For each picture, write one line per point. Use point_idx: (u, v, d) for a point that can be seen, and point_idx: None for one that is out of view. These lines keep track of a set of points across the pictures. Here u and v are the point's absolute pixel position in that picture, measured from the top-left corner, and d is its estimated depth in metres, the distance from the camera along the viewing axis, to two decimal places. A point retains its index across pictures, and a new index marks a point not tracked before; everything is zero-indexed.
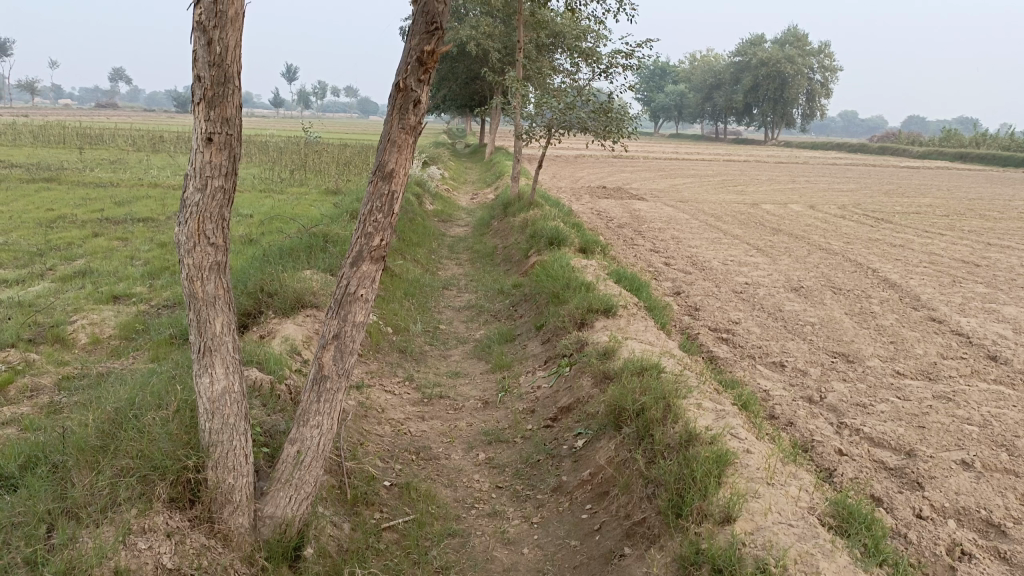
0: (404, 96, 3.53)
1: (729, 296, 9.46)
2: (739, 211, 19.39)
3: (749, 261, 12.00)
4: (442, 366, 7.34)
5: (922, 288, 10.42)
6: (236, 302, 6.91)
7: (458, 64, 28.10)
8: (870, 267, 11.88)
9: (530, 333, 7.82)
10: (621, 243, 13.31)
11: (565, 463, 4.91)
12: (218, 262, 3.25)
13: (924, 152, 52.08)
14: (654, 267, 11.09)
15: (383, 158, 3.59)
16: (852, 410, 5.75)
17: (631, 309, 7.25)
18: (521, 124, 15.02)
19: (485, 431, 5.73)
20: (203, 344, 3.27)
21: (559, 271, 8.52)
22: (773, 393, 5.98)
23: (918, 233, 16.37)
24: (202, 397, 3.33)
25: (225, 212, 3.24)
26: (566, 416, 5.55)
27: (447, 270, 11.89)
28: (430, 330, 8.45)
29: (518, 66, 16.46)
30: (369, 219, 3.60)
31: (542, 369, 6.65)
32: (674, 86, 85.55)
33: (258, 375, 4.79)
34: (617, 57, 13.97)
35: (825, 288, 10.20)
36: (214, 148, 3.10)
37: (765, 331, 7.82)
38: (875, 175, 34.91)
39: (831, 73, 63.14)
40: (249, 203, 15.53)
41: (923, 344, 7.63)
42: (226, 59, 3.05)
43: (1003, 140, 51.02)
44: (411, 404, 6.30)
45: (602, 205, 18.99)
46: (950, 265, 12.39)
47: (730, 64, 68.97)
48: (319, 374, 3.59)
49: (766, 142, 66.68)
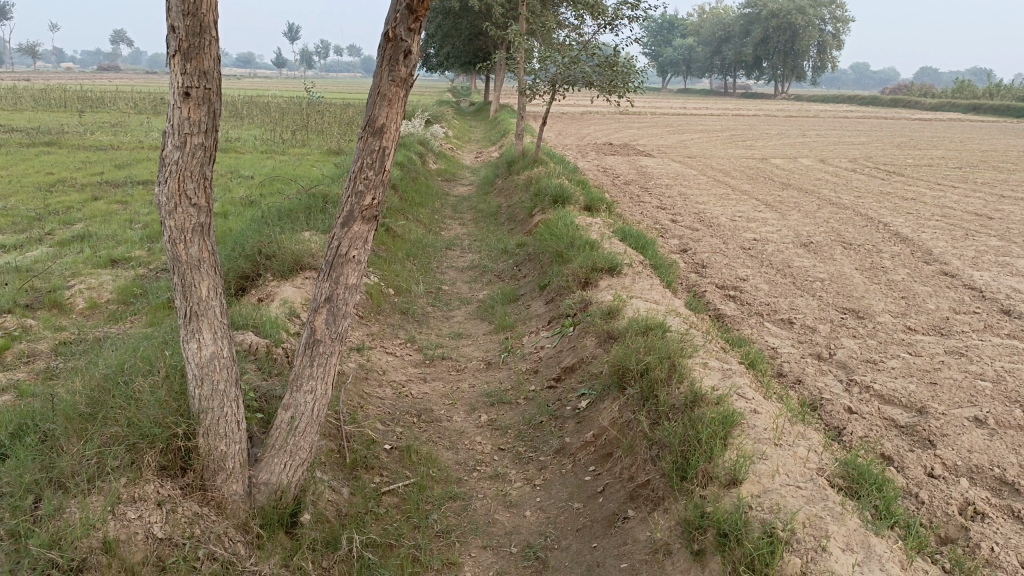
0: (394, 47, 3.36)
1: (737, 252, 9.29)
2: (747, 167, 19.09)
3: (757, 217, 11.79)
4: (444, 328, 7.25)
5: (933, 242, 10.22)
6: (234, 265, 6.80)
7: (461, 20, 27.56)
8: (881, 221, 11.67)
9: (534, 293, 7.69)
10: (627, 200, 13.10)
11: (568, 425, 4.82)
12: (201, 224, 3.12)
13: (936, 103, 51.16)
14: (661, 225, 10.91)
15: (373, 113, 3.42)
16: (862, 367, 5.62)
17: (637, 267, 7.11)
18: (525, 80, 14.70)
19: (487, 393, 5.64)
20: (188, 309, 3.16)
21: (563, 229, 8.37)
22: (781, 350, 5.86)
23: (931, 186, 16.09)
24: (191, 363, 3.23)
25: (207, 171, 3.10)
26: (570, 377, 5.45)
27: (450, 230, 11.73)
28: (432, 291, 8.34)
29: (521, 20, 16.06)
30: (360, 176, 3.45)
31: (546, 329, 6.54)
32: (682, 40, 84.09)
33: (254, 339, 4.69)
34: (622, 8, 13.60)
35: (834, 243, 10.02)
36: (192, 103, 2.95)
37: (773, 287, 7.67)
38: (886, 128, 34.35)
39: (843, 25, 61.89)
40: (250, 165, 15.35)
41: (935, 299, 7.48)
42: (201, 8, 2.88)
43: (1017, 91, 50.05)
44: (412, 366, 6.21)
45: (608, 162, 18.69)
46: (963, 218, 12.16)
47: (739, 16, 67.64)
48: (311, 339, 3.47)
49: (775, 96, 65.65)
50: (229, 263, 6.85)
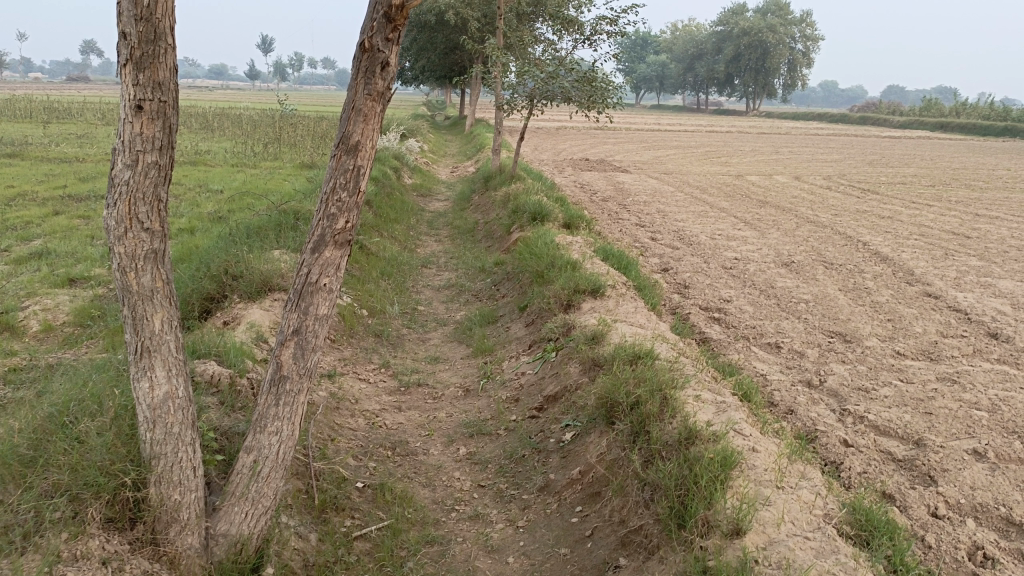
0: (370, 58, 3.10)
1: (719, 272, 9.12)
2: (724, 184, 19.07)
3: (737, 235, 11.65)
4: (420, 351, 6.96)
5: (914, 262, 10.14)
6: (199, 286, 6.46)
7: (437, 34, 27.42)
8: (860, 240, 11.60)
9: (513, 315, 7.43)
10: (605, 217, 12.92)
11: (552, 460, 4.56)
12: (154, 250, 2.82)
13: (905, 121, 51.95)
14: (641, 243, 10.73)
15: (347, 129, 3.17)
16: (854, 395, 5.43)
17: (620, 289, 6.88)
18: (502, 94, 14.50)
19: (465, 423, 5.36)
20: (140, 345, 2.86)
21: (543, 249, 8.13)
22: (771, 377, 5.64)
23: (905, 204, 16.13)
24: (142, 404, 2.93)
25: (162, 192, 2.80)
26: (553, 406, 5.20)
27: (426, 247, 11.44)
28: (407, 312, 8.04)
29: (498, 34, 15.87)
30: (332, 198, 3.17)
31: (526, 354, 6.27)
32: (656, 57, 84.86)
33: (216, 370, 4.37)
34: (601, 23, 13.48)
35: (816, 262, 9.89)
36: (145, 118, 2.66)
37: (758, 309, 7.49)
38: (857, 146, 34.73)
39: (813, 44, 62.85)
40: (220, 178, 14.95)
41: (921, 321, 7.34)
42: (156, 13, 2.59)
43: (983, 110, 51.00)
44: (386, 393, 5.91)
45: (585, 178, 18.55)
46: (941, 238, 12.12)
47: (711, 34, 68.46)
48: (277, 376, 3.18)
49: (747, 113, 66.33)
50: (193, 284, 6.51)
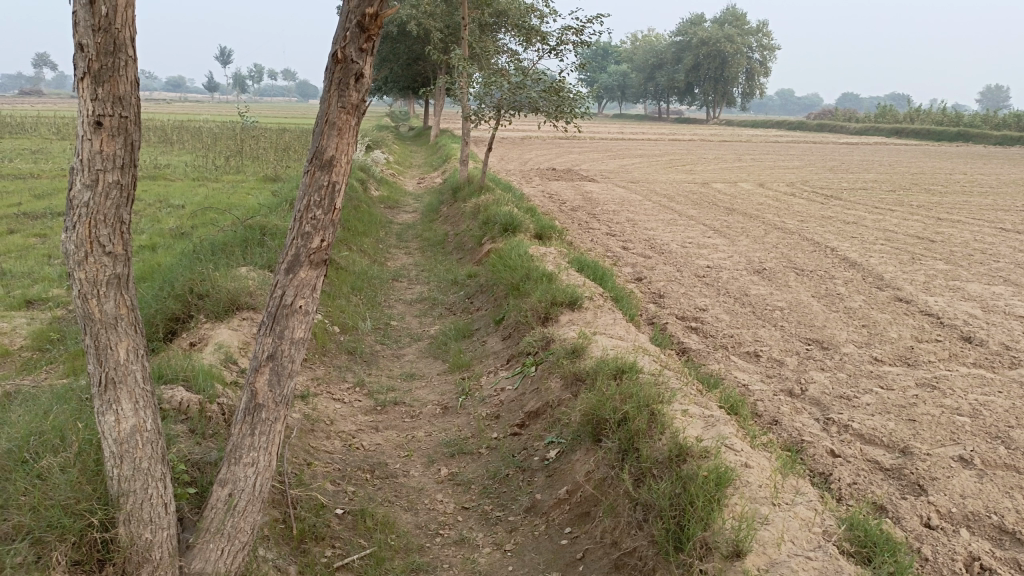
0: (344, 69, 2.98)
1: (692, 281, 9.10)
2: (690, 191, 19.17)
3: (707, 243, 11.68)
4: (395, 368, 6.80)
5: (883, 266, 10.24)
6: (163, 306, 6.24)
7: (400, 45, 27.28)
8: (829, 246, 11.69)
9: (488, 328, 7.31)
10: (575, 227, 12.87)
11: (537, 479, 4.44)
12: (116, 275, 2.66)
13: (861, 128, 53.00)
14: (613, 253, 10.69)
15: (321, 143, 3.04)
16: (837, 404, 5.40)
17: (597, 301, 6.80)
18: (469, 105, 14.40)
19: (445, 442, 5.22)
20: (104, 376, 2.70)
21: (518, 260, 8.03)
22: (753, 387, 5.59)
23: (869, 209, 16.36)
24: (108, 438, 2.76)
25: (124, 213, 2.65)
26: (535, 423, 5.08)
27: (396, 260, 11.27)
28: (380, 327, 7.87)
29: (463, 45, 15.77)
30: (306, 216, 3.04)
31: (505, 369, 6.15)
32: (617, 66, 85.62)
33: (185, 396, 4.19)
34: (566, 34, 13.46)
35: (787, 269, 9.93)
36: (105, 135, 2.51)
37: (734, 318, 7.46)
38: (816, 152, 35.27)
39: (770, 52, 63.98)
40: (181, 193, 14.63)
41: (895, 326, 7.38)
42: (115, 23, 2.44)
43: (936, 116, 52.26)
44: (362, 413, 5.74)
45: (553, 188, 18.52)
46: (906, 242, 12.28)
47: (671, 44, 69.37)
48: (252, 404, 3.02)
49: (708, 121, 67.15)
50: (157, 304, 6.28)
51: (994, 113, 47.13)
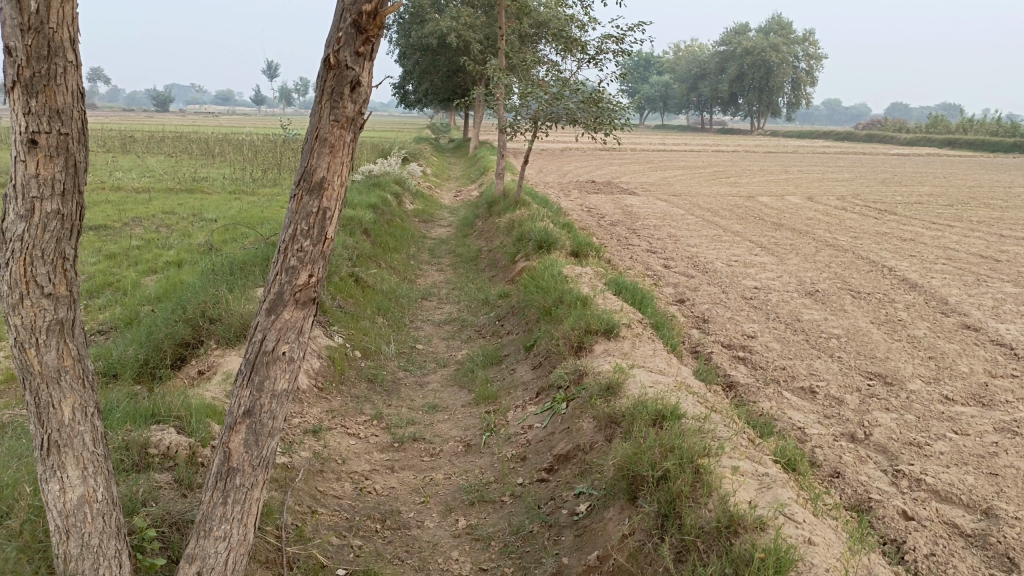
0: (337, 76, 2.58)
1: (739, 303, 8.51)
2: (735, 205, 18.48)
3: (754, 261, 11.05)
4: (417, 397, 6.35)
5: (946, 289, 9.50)
6: (172, 330, 5.88)
7: (439, 57, 27.11)
8: (885, 265, 10.98)
9: (518, 355, 6.84)
10: (614, 243, 12.33)
11: (565, 538, 3.94)
12: (59, 320, 2.24)
13: (912, 138, 51.43)
14: (653, 271, 10.16)
15: (310, 163, 2.63)
16: (906, 452, 4.80)
17: (636, 328, 6.28)
18: (504, 117, 13.99)
19: (466, 487, 4.73)
20: (46, 439, 2.29)
21: (551, 282, 7.54)
22: (810, 430, 5.02)
23: (925, 225, 15.52)
24: (53, 510, 2.34)
25: (68, 247, 2.23)
26: (565, 469, 4.57)
27: (427, 277, 10.87)
28: (405, 351, 7.45)
29: (501, 56, 15.38)
30: (292, 247, 2.62)
31: (533, 404, 5.65)
32: (660, 77, 84.80)
33: (174, 439, 3.81)
34: (606, 43, 12.98)
35: (842, 291, 9.25)
36: (41, 155, 2.09)
37: (785, 346, 6.86)
38: (865, 163, 34.14)
39: (816, 62, 62.78)
40: (215, 206, 14.49)
41: (965, 359, 6.71)
42: (50, 21, 2.03)
43: (990, 126, 50.47)
44: (378, 450, 5.29)
45: (592, 201, 18.04)
46: (969, 262, 11.50)
47: (715, 54, 68.55)
48: (224, 467, 2.61)
49: (753, 131, 65.93)
50: (166, 328, 5.93)
51: None
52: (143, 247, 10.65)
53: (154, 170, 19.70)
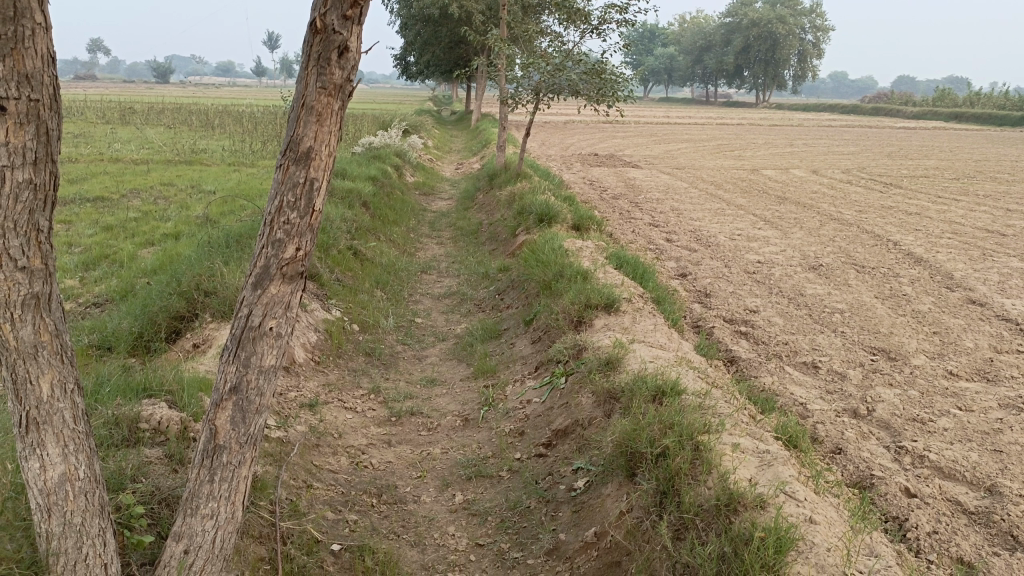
0: (324, 41, 2.47)
1: (742, 277, 8.42)
2: (738, 178, 18.32)
3: (757, 235, 10.93)
4: (415, 371, 6.29)
5: (951, 263, 9.39)
6: (166, 303, 5.81)
7: (442, 28, 26.77)
8: (890, 239, 10.86)
9: (518, 329, 6.77)
10: (617, 217, 12.21)
11: (563, 514, 3.89)
12: (35, 294, 2.17)
13: (919, 112, 50.91)
14: (656, 245, 10.05)
15: (297, 132, 2.53)
16: (909, 428, 4.74)
17: (637, 302, 6.19)
18: (506, 88, 13.81)
19: (463, 462, 4.68)
20: (25, 417, 2.22)
21: (551, 255, 7.45)
22: (812, 406, 4.95)
23: (931, 199, 15.36)
24: (33, 488, 2.28)
25: (41, 219, 2.16)
26: (564, 444, 4.52)
27: (428, 250, 10.78)
28: (403, 325, 7.38)
29: (503, 26, 15.14)
30: (278, 220, 2.54)
31: (532, 379, 5.58)
32: (664, 49, 83.90)
33: (165, 414, 3.77)
34: (610, 12, 12.75)
35: (846, 265, 9.14)
36: (12, 122, 2.01)
37: (788, 321, 6.78)
38: (871, 137, 33.83)
39: (823, 34, 61.98)
40: (214, 178, 14.37)
41: (970, 334, 6.62)
42: None
43: (998, 99, 49.92)
44: (375, 425, 5.24)
45: (595, 174, 17.88)
46: (975, 236, 11.36)
47: (721, 26, 67.74)
48: (211, 445, 2.55)
49: (757, 104, 65.34)
50: (161, 301, 5.87)
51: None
52: (140, 219, 10.56)
53: (153, 141, 19.55)
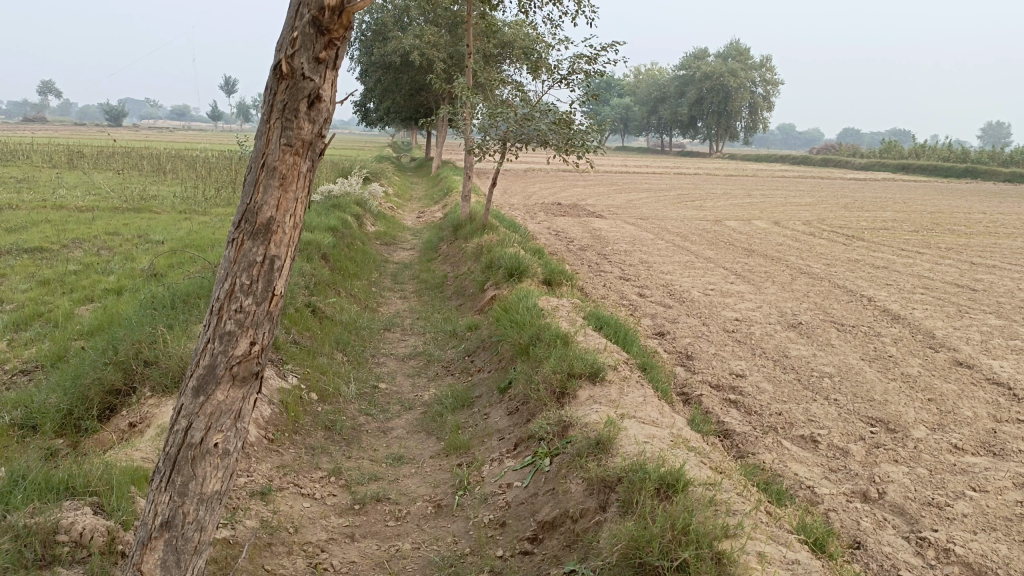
0: (291, 88, 2.20)
1: (722, 337, 8.06)
2: (702, 229, 18.23)
3: (731, 290, 10.66)
4: (381, 447, 5.74)
5: (930, 321, 9.18)
6: (100, 375, 5.20)
7: (402, 75, 26.65)
8: (864, 294, 10.68)
9: (491, 398, 6.27)
10: (586, 270, 11.86)
11: None
12: None
13: (867, 163, 52.32)
14: (629, 301, 9.70)
15: (256, 200, 2.22)
16: (926, 515, 4.34)
17: (622, 370, 5.76)
18: (471, 137, 13.49)
19: (437, 561, 4.11)
20: None
21: (526, 316, 7.02)
22: (820, 490, 4.53)
23: (896, 252, 15.39)
24: None
25: None
26: (552, 539, 3.99)
27: (390, 305, 10.26)
28: (366, 391, 6.82)
29: (468, 76, 14.89)
30: (228, 307, 2.20)
31: (511, 458, 5.05)
32: (620, 100, 85.48)
33: (89, 523, 3.17)
34: (577, 62, 12.57)
35: (826, 323, 8.86)
36: None
37: (778, 387, 6.39)
38: (825, 188, 34.42)
39: (773, 87, 63.89)
40: (164, 227, 13.71)
41: (966, 400, 6.32)
42: None
43: (941, 152, 51.58)
44: (336, 514, 4.65)
45: (559, 224, 17.62)
46: (946, 291, 11.27)
47: (674, 78, 69.44)
48: None
49: (712, 154, 66.62)
50: (95, 372, 5.25)
51: (1001, 149, 46.50)
52: (81, 273, 9.85)
53: (100, 187, 18.79)
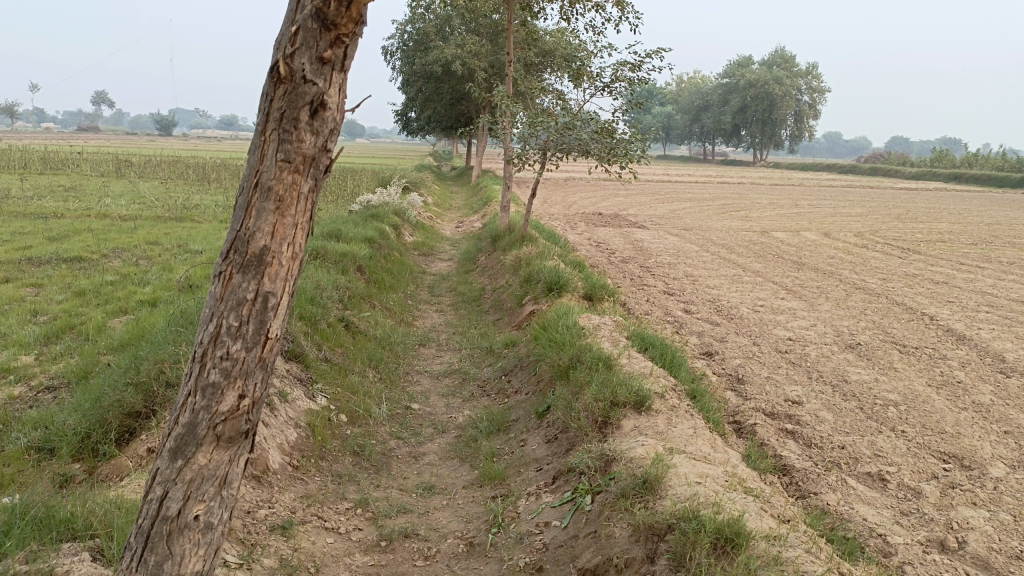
0: (290, 93, 2.04)
1: (774, 358, 7.59)
2: (749, 241, 17.67)
3: (783, 306, 10.16)
4: (411, 474, 5.42)
5: (999, 342, 8.58)
6: (121, 397, 4.96)
7: (443, 84, 26.50)
8: (925, 312, 10.08)
9: (529, 422, 5.92)
10: (628, 283, 11.45)
11: None
12: None
13: (917, 172, 50.80)
14: (674, 318, 9.27)
15: (248, 227, 2.09)
16: (1015, 571, 3.88)
17: (670, 398, 5.35)
18: (510, 146, 13.20)
19: None
20: None
21: (566, 335, 6.66)
22: (893, 539, 4.08)
23: (955, 265, 14.68)
24: None
25: None
26: None
27: (426, 318, 9.99)
28: (397, 412, 6.52)
29: (508, 85, 14.58)
30: (214, 352, 2.09)
31: (550, 493, 4.68)
32: (662, 109, 84.69)
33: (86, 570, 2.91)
34: (621, 69, 12.19)
35: (886, 344, 8.33)
36: None
37: (839, 417, 5.91)
38: (875, 198, 33.42)
39: (820, 94, 62.65)
40: (202, 236, 13.65)
41: None
42: None
43: (996, 161, 49.88)
44: (360, 551, 4.33)
45: (600, 235, 17.21)
46: (1012, 309, 10.61)
47: (717, 86, 68.54)
48: None
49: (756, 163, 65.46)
50: (115, 394, 5.01)
51: None
52: (117, 283, 9.77)
53: (145, 196, 18.90)
